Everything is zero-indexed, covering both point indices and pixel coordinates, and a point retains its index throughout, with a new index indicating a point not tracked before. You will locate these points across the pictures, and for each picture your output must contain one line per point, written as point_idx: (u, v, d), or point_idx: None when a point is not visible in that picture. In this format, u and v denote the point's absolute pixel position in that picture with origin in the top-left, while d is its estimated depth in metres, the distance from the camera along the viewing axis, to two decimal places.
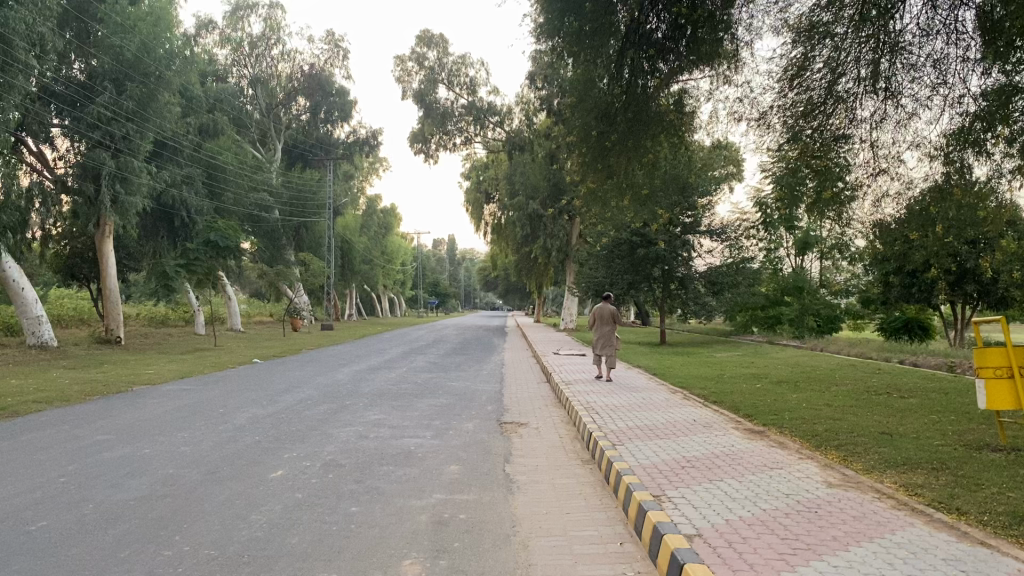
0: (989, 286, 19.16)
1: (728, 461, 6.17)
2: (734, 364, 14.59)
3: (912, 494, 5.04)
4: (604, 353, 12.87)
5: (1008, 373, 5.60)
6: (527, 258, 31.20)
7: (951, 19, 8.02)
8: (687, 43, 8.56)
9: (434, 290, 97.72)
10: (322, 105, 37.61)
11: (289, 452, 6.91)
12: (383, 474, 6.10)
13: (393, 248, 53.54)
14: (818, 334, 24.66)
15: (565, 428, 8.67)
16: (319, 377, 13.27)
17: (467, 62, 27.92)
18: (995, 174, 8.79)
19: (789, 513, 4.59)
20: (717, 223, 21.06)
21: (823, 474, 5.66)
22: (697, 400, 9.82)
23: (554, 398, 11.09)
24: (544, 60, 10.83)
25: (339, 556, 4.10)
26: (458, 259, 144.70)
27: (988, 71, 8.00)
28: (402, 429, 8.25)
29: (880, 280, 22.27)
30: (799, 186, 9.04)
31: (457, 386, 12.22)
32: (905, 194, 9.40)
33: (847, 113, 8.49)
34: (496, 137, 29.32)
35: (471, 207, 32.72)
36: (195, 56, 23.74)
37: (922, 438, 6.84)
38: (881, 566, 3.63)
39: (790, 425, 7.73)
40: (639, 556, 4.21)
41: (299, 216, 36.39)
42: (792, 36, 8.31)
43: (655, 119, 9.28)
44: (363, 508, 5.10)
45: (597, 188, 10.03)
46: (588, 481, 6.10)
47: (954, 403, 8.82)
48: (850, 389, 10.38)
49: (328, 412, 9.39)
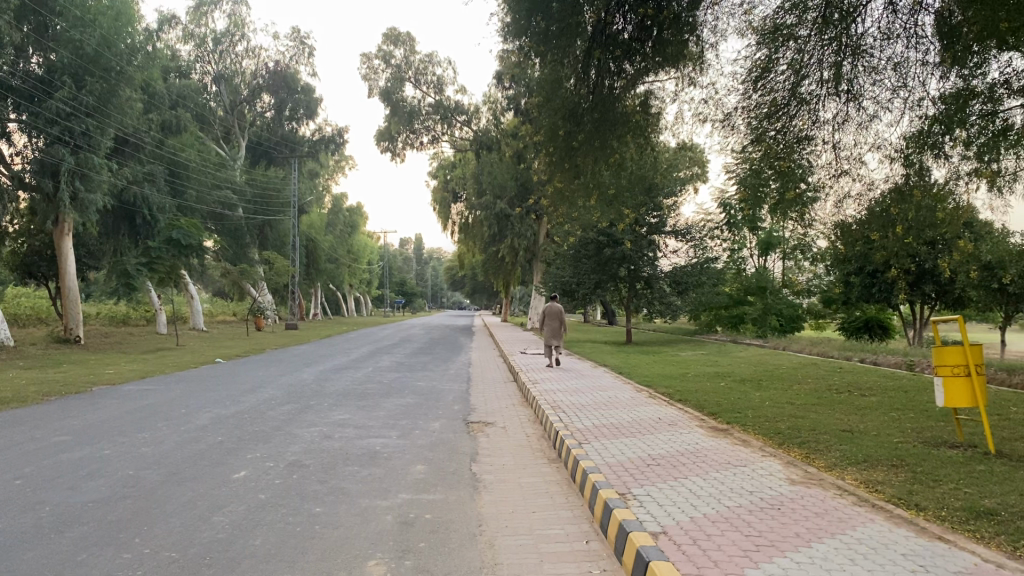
0: (947, 287, 19.58)
1: (692, 457, 6.26)
2: (699, 363, 14.72)
3: (872, 490, 5.13)
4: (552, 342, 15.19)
5: (964, 371, 5.70)
6: (493, 258, 31.20)
7: (911, 23, 8.15)
8: (653, 44, 8.67)
9: (401, 289, 97.51)
10: (288, 101, 37.31)
11: (251, 453, 6.83)
12: (349, 474, 6.07)
13: (360, 246, 53.15)
14: (780, 334, 25.01)
15: (531, 427, 8.68)
16: (283, 376, 13.19)
17: (434, 61, 27.94)
18: (953, 176, 8.95)
19: (752, 510, 4.64)
20: (682, 224, 21.27)
21: (785, 471, 5.73)
22: (662, 399, 9.89)
23: (522, 397, 11.13)
24: (512, 60, 10.85)
25: (304, 557, 4.07)
26: (425, 258, 144.38)
27: (946, 75, 8.18)
28: (367, 429, 8.19)
29: (842, 280, 22.17)
30: (763, 188, 8.87)
31: (423, 386, 12.19)
32: (867, 195, 9.52)
33: (810, 115, 8.63)
34: (463, 137, 29.27)
35: (436, 207, 32.47)
36: (157, 53, 23.58)
37: (882, 436, 6.95)
38: (842, 562, 3.68)
39: (752, 423, 7.83)
40: (605, 555, 4.23)
41: (262, 215, 35.97)
42: (756, 38, 8.44)
43: (621, 120, 9.30)
44: (328, 509, 5.06)
45: (563, 187, 10.00)
46: (554, 480, 6.12)
47: (915, 401, 8.97)
48: (813, 388, 10.49)
49: (292, 412, 9.32)
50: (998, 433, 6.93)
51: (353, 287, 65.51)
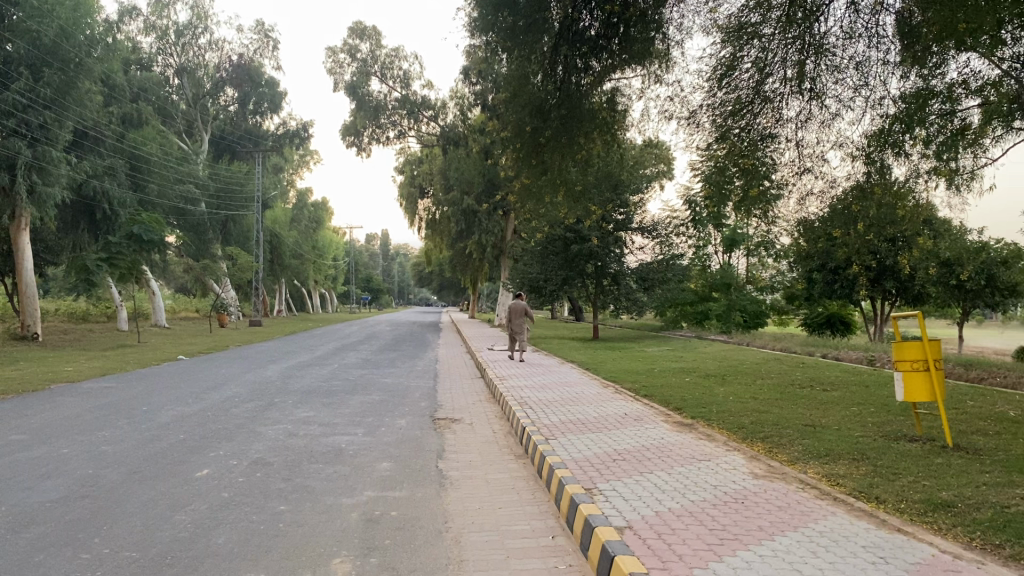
0: (907, 283, 19.92)
1: (657, 452, 6.29)
2: (665, 359, 14.81)
3: (834, 483, 5.20)
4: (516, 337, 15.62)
5: (924, 366, 5.81)
6: (461, 254, 31.13)
7: (872, 23, 8.26)
8: (620, 41, 8.70)
9: (367, 285, 96.92)
10: (252, 95, 37.00)
11: (213, 451, 6.73)
12: (314, 472, 6.02)
13: (324, 243, 52.66)
14: (744, 330, 25.26)
15: (498, 423, 8.67)
16: (247, 373, 13.03)
17: (400, 55, 27.88)
18: (913, 175, 9.08)
19: (716, 504, 4.68)
20: (648, 221, 21.42)
21: (749, 465, 5.78)
22: (628, 394, 9.94)
23: (489, 394, 11.14)
24: (480, 56, 10.83)
25: (267, 556, 4.02)
26: (392, 254, 143.58)
27: (906, 74, 8.30)
28: (333, 427, 8.12)
29: (805, 276, 22.40)
30: (728, 184, 8.97)
31: (389, 383, 12.12)
32: (829, 192, 9.62)
33: (774, 113, 8.72)
34: (430, 132, 29.05)
35: (403, 202, 32.30)
36: (118, 44, 23.24)
37: (843, 430, 7.05)
38: (805, 555, 3.72)
39: (717, 418, 7.89)
40: (572, 549, 4.24)
41: (226, 210, 35.50)
42: (720, 36, 8.50)
43: (588, 116, 9.31)
44: (292, 507, 5.00)
45: (531, 183, 9.97)
46: (520, 476, 6.13)
47: (875, 396, 9.11)
48: (776, 383, 10.62)
49: (256, 409, 9.21)
50: (956, 427, 7.07)
51: (319, 284, 64.94)
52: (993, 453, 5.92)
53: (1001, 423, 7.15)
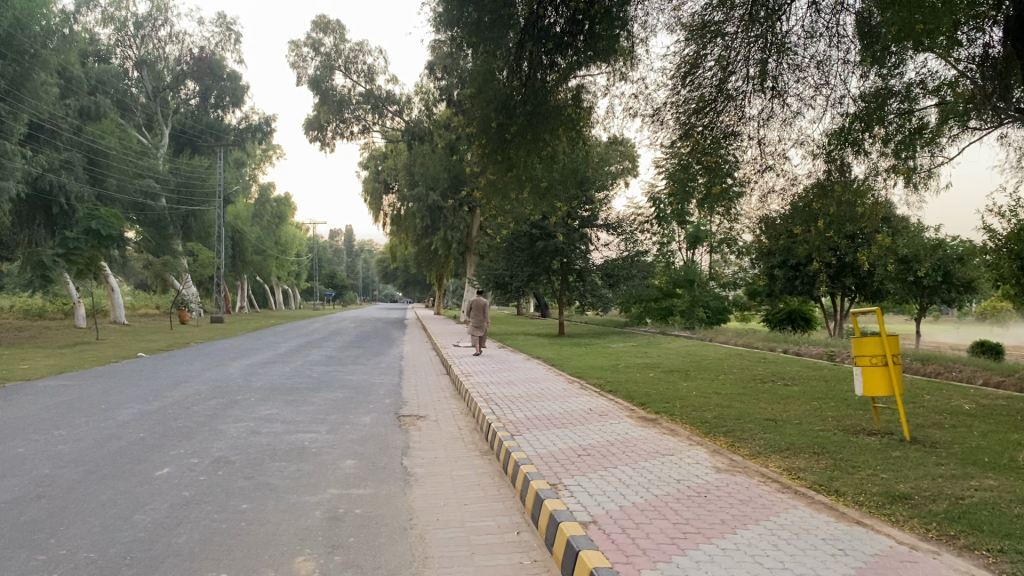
0: (866, 279, 20.29)
1: (622, 447, 6.35)
2: (630, 354, 14.93)
3: (795, 477, 5.27)
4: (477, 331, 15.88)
5: (882, 361, 5.91)
6: (426, 250, 31.05)
7: (833, 23, 8.37)
8: (585, 38, 8.73)
9: (331, 281, 96.23)
10: (213, 89, 36.83)
11: (174, 450, 6.63)
12: (276, 470, 5.96)
13: (287, 239, 52.14)
14: (707, 326, 25.55)
15: (464, 419, 8.67)
16: (208, 371, 12.86)
17: (364, 49, 27.68)
18: (872, 173, 9.20)
19: (679, 498, 4.72)
20: (613, 218, 21.55)
21: (712, 459, 5.85)
22: (593, 390, 9.99)
23: (454, 390, 11.13)
24: (444, 50, 10.80)
25: (229, 555, 3.97)
26: (355, 251, 142.60)
27: (866, 74, 8.43)
28: (296, 424, 8.05)
29: (766, 273, 22.64)
30: (692, 181, 8.87)
31: (354, 380, 12.03)
32: (790, 190, 9.73)
33: (737, 111, 8.79)
34: (395, 127, 28.88)
35: (368, 198, 32.13)
36: (75, 36, 22.94)
37: (803, 424, 7.16)
38: (766, 548, 3.76)
39: (680, 413, 7.97)
40: (536, 545, 4.25)
41: (187, 205, 34.95)
42: (684, 34, 8.57)
43: (553, 113, 9.32)
44: (254, 506, 4.94)
45: (496, 179, 9.94)
46: (485, 472, 6.13)
47: (834, 390, 9.26)
48: (737, 378, 10.75)
49: (217, 407, 9.08)
50: (912, 420, 7.22)
51: (282, 280, 64.29)
52: (949, 446, 6.05)
53: (956, 416, 7.32)
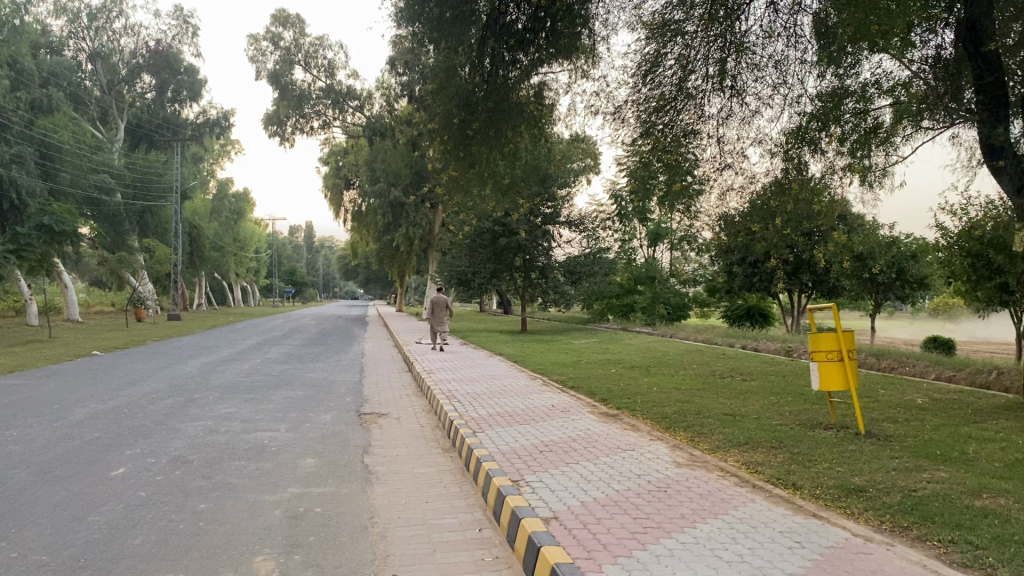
0: (822, 277, 20.67)
1: (583, 442, 6.38)
2: (591, 350, 15.02)
3: (753, 471, 5.34)
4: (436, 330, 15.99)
5: (838, 356, 6.01)
6: (388, 246, 30.90)
7: (791, 23, 8.48)
8: (547, 35, 8.70)
9: (291, 278, 95.48)
10: (170, 82, 36.05)
11: (129, 449, 6.52)
12: (235, 469, 5.89)
13: (246, 235, 51.53)
14: (668, 322, 25.82)
15: (425, 416, 8.65)
16: (166, 369, 12.67)
17: (324, 44, 27.43)
18: (829, 171, 9.31)
19: (639, 493, 4.76)
20: (575, 215, 21.63)
21: (672, 454, 5.90)
22: (555, 386, 10.03)
23: (416, 387, 11.09)
24: (406, 45, 10.75)
25: (186, 555, 3.92)
26: (314, 248, 141.30)
27: (823, 74, 8.56)
28: (255, 422, 7.96)
29: (725, 269, 22.91)
30: (652, 179, 8.80)
31: (314, 378, 11.94)
32: (748, 187, 9.85)
33: (696, 109, 8.86)
34: (355, 123, 28.68)
35: (328, 194, 31.91)
36: (26, 27, 22.49)
37: (762, 418, 7.25)
38: (725, 541, 3.81)
39: (641, 408, 8.03)
40: (498, 542, 4.26)
41: (144, 200, 34.34)
42: (645, 33, 8.64)
43: (516, 109, 9.29)
44: (213, 505, 4.89)
45: (458, 176, 9.91)
46: (447, 469, 6.12)
47: (791, 386, 9.40)
48: (697, 373, 10.87)
49: (174, 406, 8.95)
50: (866, 414, 7.35)
51: (241, 277, 63.47)
52: (902, 439, 6.17)
53: (909, 410, 7.48)
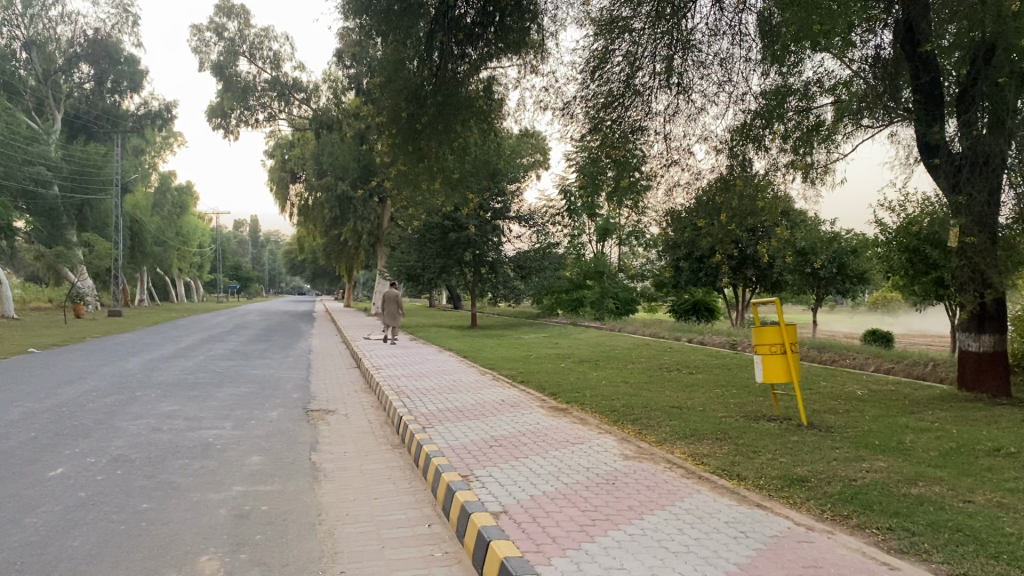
0: (766, 271, 21.07)
1: (532, 437, 6.40)
2: (540, 345, 15.08)
3: (699, 463, 5.43)
4: (390, 325, 16.27)
5: (781, 349, 6.12)
6: (335, 241, 30.55)
7: (736, 21, 8.61)
8: (495, 29, 8.71)
9: (236, 272, 93.96)
10: (109, 73, 35.12)
11: (68, 449, 6.34)
12: (179, 467, 5.79)
13: (189, 229, 50.53)
14: (617, 316, 26.06)
15: (374, 412, 8.60)
16: (107, 367, 12.37)
17: (270, 35, 27.01)
18: (772, 168, 9.46)
19: (588, 485, 4.80)
20: (525, 210, 21.66)
21: (620, 447, 5.96)
22: (505, 380, 10.07)
23: (364, 384, 11.01)
24: (353, 38, 10.64)
25: (128, 556, 3.85)
26: (261, 242, 139.18)
27: (766, 72, 8.72)
28: (199, 420, 7.82)
29: (672, 264, 23.16)
30: (601, 175, 8.93)
31: (260, 374, 11.78)
32: (694, 183, 9.97)
33: (644, 105, 8.93)
34: (301, 116, 28.25)
35: (274, 187, 31.48)
36: None
37: (707, 411, 7.36)
38: (672, 532, 3.86)
39: (590, 402, 8.10)
40: (447, 537, 4.26)
41: (82, 193, 33.47)
42: (593, 28, 8.68)
43: (465, 104, 9.29)
44: (155, 505, 4.80)
45: (407, 170, 9.85)
46: (396, 465, 6.09)
47: (735, 378, 9.58)
48: (645, 367, 11.00)
49: (116, 404, 8.74)
50: (809, 406, 7.51)
51: (185, 272, 62.22)
52: (841, 430, 6.32)
53: (849, 401, 7.67)
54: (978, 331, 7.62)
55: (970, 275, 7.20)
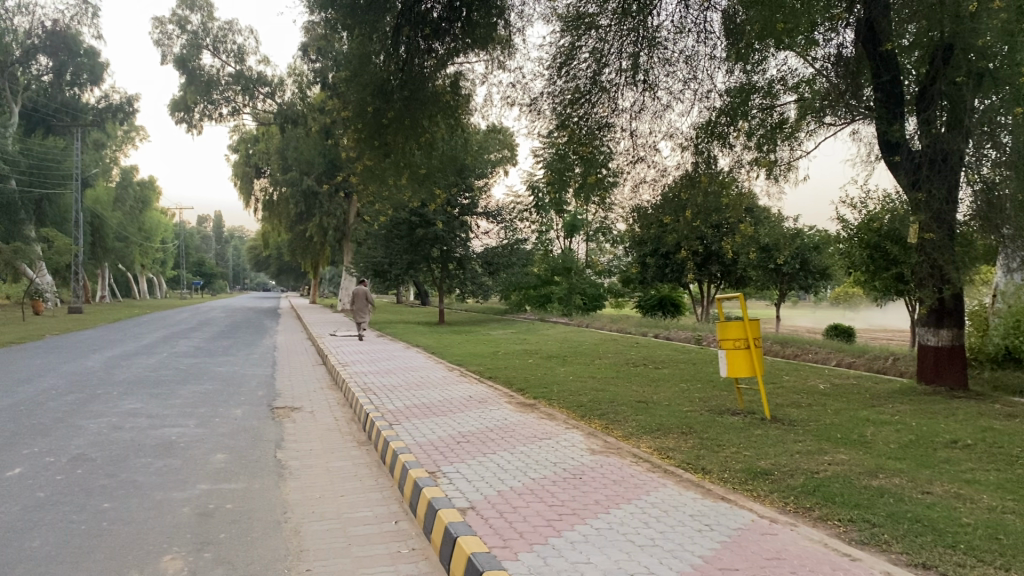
0: (731, 267, 21.27)
1: (500, 433, 6.40)
2: (508, 341, 15.10)
3: (664, 457, 5.47)
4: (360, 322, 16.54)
5: (745, 344, 6.20)
6: (300, 238, 30.31)
7: (701, 19, 8.69)
8: (462, 25, 8.72)
9: (199, 269, 92.77)
10: (68, 65, 34.43)
11: (27, 449, 6.23)
12: (141, 466, 5.72)
13: (152, 224, 49.83)
14: (584, 312, 26.25)
15: (341, 409, 8.55)
16: (66, 364, 12.16)
17: (234, 28, 26.74)
18: (737, 165, 9.55)
19: (555, 480, 4.82)
20: (493, 206, 21.67)
21: (587, 442, 5.99)
22: (473, 376, 10.07)
23: (330, 380, 10.95)
24: (319, 32, 10.56)
25: (90, 556, 3.79)
26: (225, 237, 137.58)
27: (731, 70, 8.82)
28: (162, 418, 7.72)
29: (639, 260, 23.28)
30: (568, 172, 8.86)
31: (225, 371, 11.66)
32: (660, 180, 10.01)
33: (610, 102, 8.99)
34: (266, 110, 27.96)
35: (238, 182, 31.15)
36: None
37: (673, 405, 7.43)
38: (637, 526, 3.89)
39: (557, 397, 8.12)
40: (414, 533, 4.26)
41: (41, 187, 32.95)
42: (559, 25, 8.71)
43: (431, 100, 9.28)
44: (117, 504, 4.74)
45: (373, 166, 9.77)
46: (363, 462, 6.07)
47: (700, 373, 9.67)
48: (611, 362, 11.06)
49: (76, 402, 8.60)
50: (772, 400, 7.61)
51: (147, 268, 61.24)
52: (805, 424, 6.40)
53: (812, 395, 7.78)
54: (937, 326, 7.74)
55: (930, 271, 7.33)
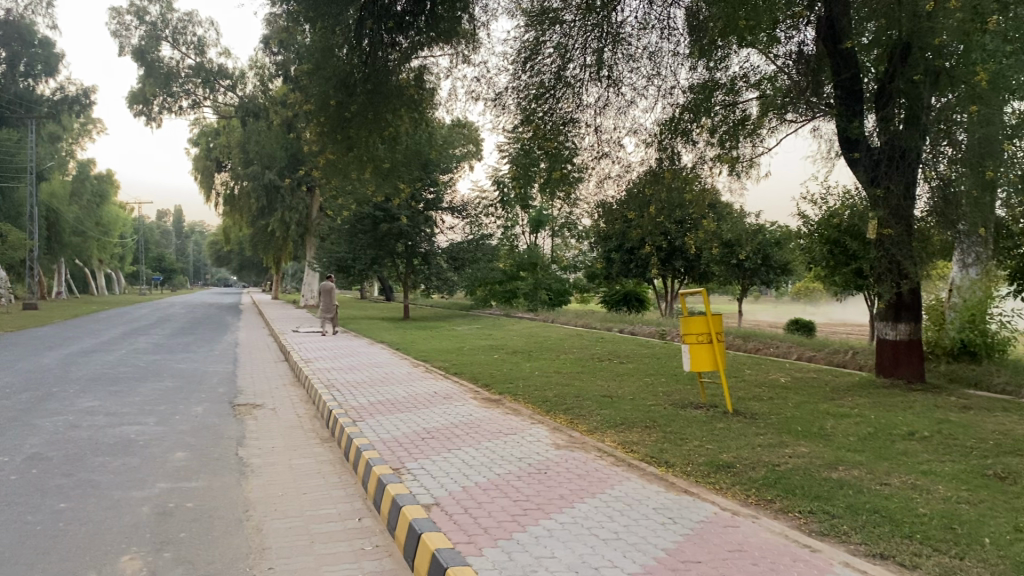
0: (694, 262, 21.44)
1: (464, 428, 6.38)
2: (473, 336, 15.07)
3: (629, 451, 5.49)
4: (326, 315, 16.51)
5: (707, 338, 6.24)
6: (263, 233, 30.00)
7: (664, 15, 8.73)
8: (426, 18, 8.69)
9: (160, 265, 91.38)
10: (22, 56, 33.60)
11: None
12: (98, 465, 5.61)
13: (110, 219, 48.99)
14: (550, 307, 26.32)
15: (303, 406, 8.47)
16: (21, 362, 11.90)
17: (194, 20, 26.34)
18: (700, 161, 9.61)
19: (520, 475, 4.81)
20: (458, 201, 21.62)
21: (552, 437, 6.00)
22: (437, 372, 10.03)
23: (293, 377, 10.84)
24: (281, 24, 10.43)
25: (45, 558, 3.71)
26: (185, 232, 135.67)
27: (694, 67, 8.87)
28: (121, 416, 7.59)
29: (603, 255, 23.36)
30: (534, 167, 8.82)
31: (186, 368, 11.49)
32: (624, 176, 10.03)
33: (574, 98, 9.00)
34: (227, 103, 27.61)
35: (198, 176, 30.73)
36: None
37: (637, 399, 7.47)
38: (601, 520, 3.90)
39: (522, 392, 8.12)
40: (378, 530, 4.23)
41: None
42: (524, 19, 8.70)
43: (395, 93, 9.22)
44: (74, 504, 4.64)
45: (336, 160, 9.67)
46: (326, 459, 6.01)
47: (664, 367, 9.74)
48: (576, 357, 11.09)
49: (31, 401, 8.41)
50: (734, 393, 7.69)
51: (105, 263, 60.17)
52: (766, 417, 6.47)
53: (774, 389, 7.86)
54: (895, 320, 7.87)
55: (888, 267, 7.44)
